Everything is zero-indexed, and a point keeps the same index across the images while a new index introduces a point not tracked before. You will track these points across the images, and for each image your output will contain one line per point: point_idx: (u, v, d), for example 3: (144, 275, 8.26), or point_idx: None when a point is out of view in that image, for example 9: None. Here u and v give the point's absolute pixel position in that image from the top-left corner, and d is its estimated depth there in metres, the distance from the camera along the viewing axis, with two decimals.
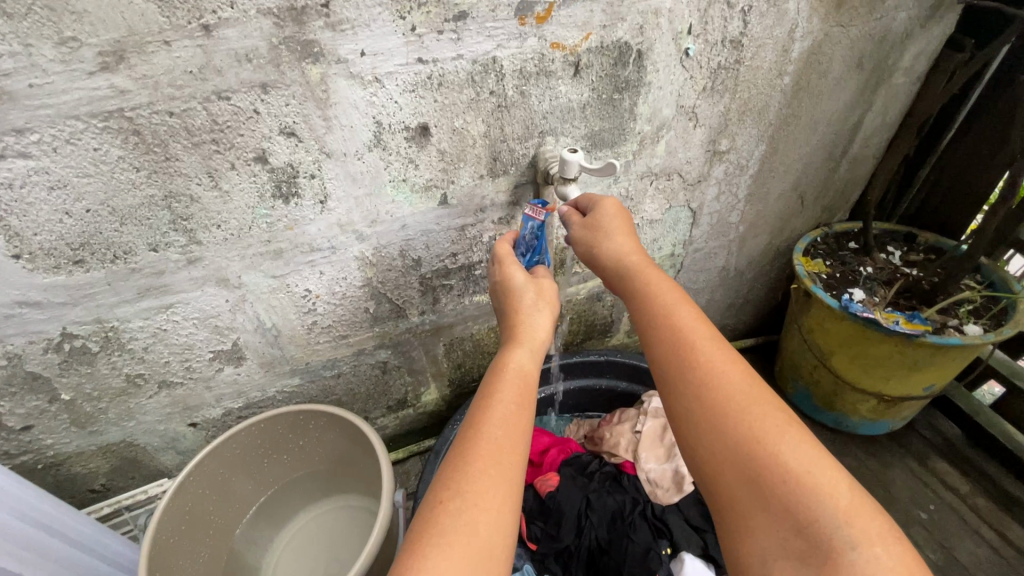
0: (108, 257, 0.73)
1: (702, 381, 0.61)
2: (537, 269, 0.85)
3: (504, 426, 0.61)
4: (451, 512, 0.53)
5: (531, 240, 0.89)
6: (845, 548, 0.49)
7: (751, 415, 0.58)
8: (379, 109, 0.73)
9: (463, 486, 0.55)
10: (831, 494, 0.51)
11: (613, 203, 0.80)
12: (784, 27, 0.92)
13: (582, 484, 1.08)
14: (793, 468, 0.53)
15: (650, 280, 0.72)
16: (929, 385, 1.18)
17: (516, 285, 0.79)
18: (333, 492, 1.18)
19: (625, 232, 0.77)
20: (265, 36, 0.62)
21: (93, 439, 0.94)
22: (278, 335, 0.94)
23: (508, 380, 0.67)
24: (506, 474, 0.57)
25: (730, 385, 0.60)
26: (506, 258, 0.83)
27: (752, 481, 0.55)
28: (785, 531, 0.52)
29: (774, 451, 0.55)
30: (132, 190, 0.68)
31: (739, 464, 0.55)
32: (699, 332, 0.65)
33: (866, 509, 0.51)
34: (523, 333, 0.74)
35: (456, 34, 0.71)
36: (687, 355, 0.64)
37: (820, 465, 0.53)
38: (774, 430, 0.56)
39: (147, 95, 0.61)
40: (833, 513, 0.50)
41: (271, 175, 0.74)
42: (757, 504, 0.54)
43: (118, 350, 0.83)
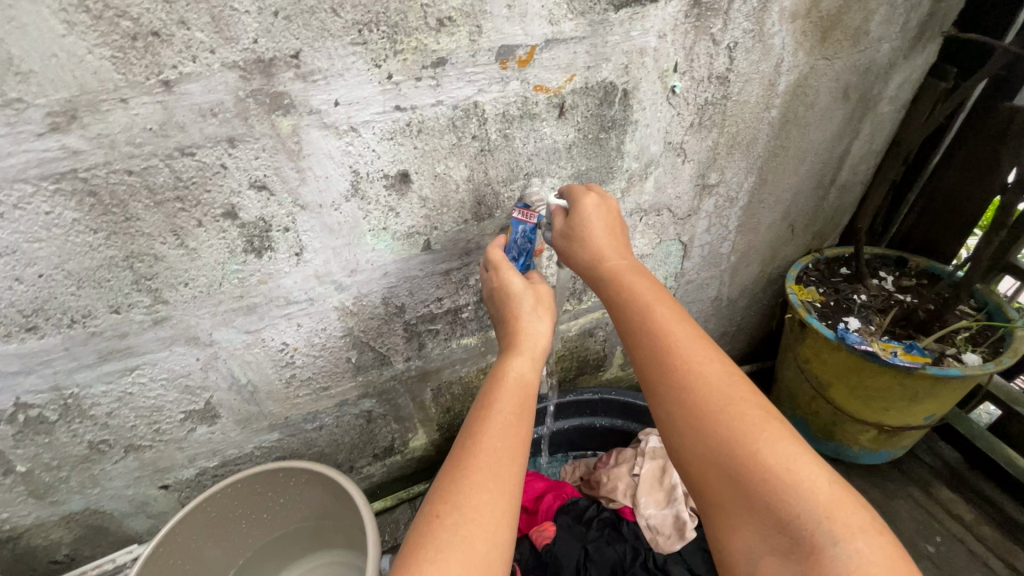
0: (64, 322, 0.67)
1: (683, 382, 0.61)
2: (532, 274, 0.82)
3: (503, 437, 0.62)
4: (448, 528, 0.55)
5: (523, 244, 0.83)
6: (828, 545, 0.50)
7: (732, 414, 0.57)
8: (357, 159, 0.70)
9: (459, 500, 0.57)
10: (810, 490, 0.52)
11: (593, 199, 0.76)
12: (770, 62, 0.91)
13: (580, 534, 1.03)
14: (773, 466, 0.54)
15: (629, 282, 0.69)
16: (930, 414, 1.15)
17: (514, 291, 0.76)
18: (317, 549, 1.12)
19: (603, 230, 0.74)
20: (230, 89, 0.59)
21: (54, 509, 0.87)
22: (254, 391, 0.89)
23: (507, 390, 0.68)
24: (503, 486, 0.58)
25: (712, 384, 0.60)
26: (501, 265, 0.79)
27: (737, 482, 0.55)
28: (769, 529, 0.53)
29: (756, 450, 0.55)
30: (89, 253, 0.63)
31: (722, 465, 0.56)
32: (681, 331, 0.64)
33: (846, 502, 0.52)
34: (523, 340, 0.73)
35: (435, 81, 0.68)
36: (668, 356, 0.62)
37: (800, 460, 0.54)
38: (753, 428, 0.56)
39: (103, 154, 0.57)
40: (813, 509, 0.51)
41: (242, 230, 0.70)
42: (741, 504, 0.55)
43: (79, 417, 0.77)
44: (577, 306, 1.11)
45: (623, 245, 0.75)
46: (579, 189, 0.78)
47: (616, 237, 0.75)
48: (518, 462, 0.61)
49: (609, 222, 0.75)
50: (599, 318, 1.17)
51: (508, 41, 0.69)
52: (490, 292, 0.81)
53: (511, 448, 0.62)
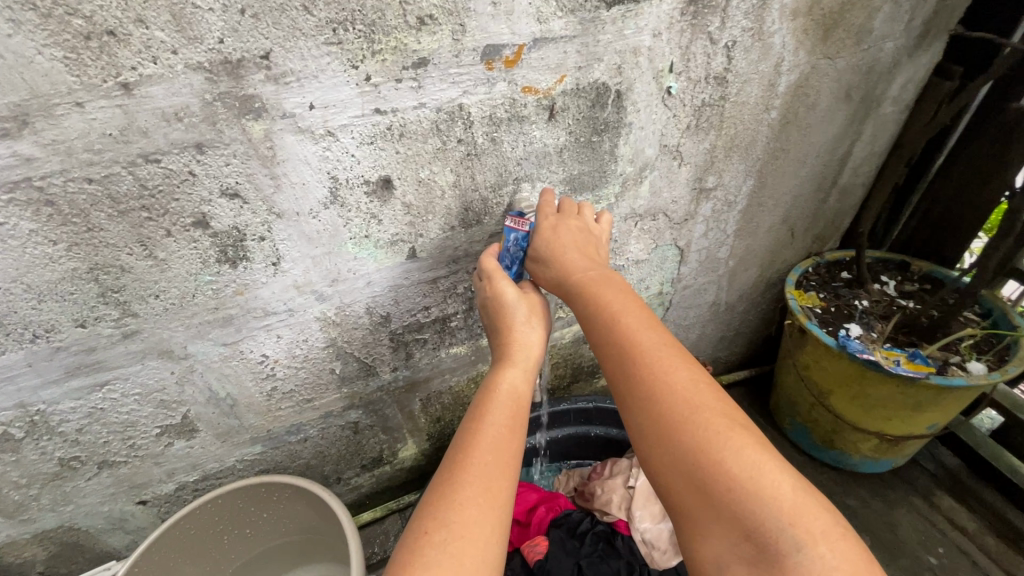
0: (26, 336, 0.64)
1: (653, 390, 0.57)
2: (526, 283, 0.78)
3: (493, 451, 0.59)
4: (436, 545, 0.51)
5: (517, 252, 0.78)
6: (790, 551, 0.47)
7: (700, 420, 0.54)
8: (335, 164, 0.66)
9: (449, 517, 0.53)
10: (774, 497, 0.49)
11: (554, 219, 0.76)
12: (770, 62, 0.87)
13: (572, 549, 1.00)
14: (740, 472, 0.51)
15: (599, 290, 0.66)
16: (932, 424, 1.12)
17: (508, 300, 0.72)
18: (303, 564, 1.08)
19: (574, 243, 0.73)
20: (196, 92, 0.55)
21: (25, 527, 0.84)
22: (234, 404, 0.85)
23: (500, 404, 0.64)
24: (492, 500, 0.55)
25: (681, 390, 0.57)
26: (495, 274, 0.74)
27: (703, 490, 0.52)
28: (736, 537, 0.50)
29: (723, 457, 0.52)
30: (49, 265, 0.60)
31: (688, 472, 0.53)
32: (650, 338, 0.61)
33: (808, 507, 0.49)
34: (516, 351, 0.70)
35: (417, 82, 0.64)
36: (639, 363, 0.59)
37: (766, 465, 0.51)
38: (720, 433, 0.53)
39: (59, 161, 0.54)
40: (777, 516, 0.48)
41: (215, 240, 0.66)
42: (708, 511, 0.51)
43: (47, 434, 0.74)
44: (570, 313, 1.08)
45: (595, 255, 0.73)
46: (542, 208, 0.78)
47: (587, 248, 0.73)
48: (509, 476, 0.58)
49: (578, 234, 0.74)
50: None
51: (494, 41, 0.66)
52: (484, 302, 0.77)
53: (496, 459, 0.59)
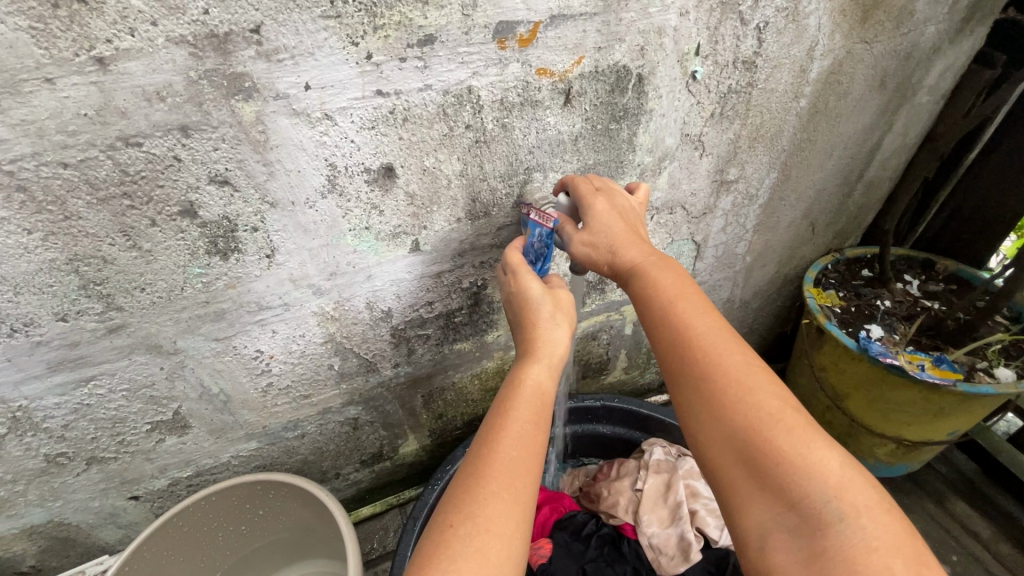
0: (3, 330, 0.60)
1: (697, 372, 0.54)
2: (552, 278, 0.73)
3: (521, 443, 0.55)
4: (462, 539, 0.48)
5: (541, 248, 0.74)
6: (833, 521, 0.45)
7: (748, 399, 0.51)
8: (333, 150, 0.61)
9: (473, 509, 0.50)
10: (819, 470, 0.47)
11: (602, 200, 0.69)
12: (803, 46, 0.81)
13: (577, 553, 0.97)
14: (787, 448, 0.48)
15: (652, 274, 0.61)
16: (954, 429, 1.07)
17: (532, 297, 0.67)
18: (301, 558, 1.06)
19: (621, 226, 0.67)
20: (179, 69, 0.50)
21: (12, 522, 0.81)
22: (228, 400, 0.82)
23: (523, 400, 0.60)
24: (519, 494, 0.51)
25: (730, 371, 0.53)
26: (520, 269, 0.70)
27: (749, 465, 0.49)
28: (779, 509, 0.47)
29: (770, 433, 0.49)
30: (25, 256, 0.56)
31: (735, 446, 0.50)
32: (699, 319, 0.57)
33: (856, 482, 0.46)
34: (540, 347, 0.64)
35: (422, 61, 0.59)
36: (685, 348, 0.55)
37: (814, 441, 0.48)
38: (768, 411, 0.50)
39: (30, 144, 0.49)
40: (823, 487, 0.46)
41: (203, 230, 0.62)
42: (754, 487, 0.49)
43: (31, 430, 0.71)
44: (578, 310, 1.03)
45: (641, 237, 0.67)
46: (586, 189, 0.70)
47: (633, 230, 0.67)
48: (534, 472, 0.54)
49: (624, 216, 0.68)
50: (603, 321, 1.09)
51: (507, 17, 0.60)
52: (507, 296, 0.72)
53: (524, 452, 0.55)
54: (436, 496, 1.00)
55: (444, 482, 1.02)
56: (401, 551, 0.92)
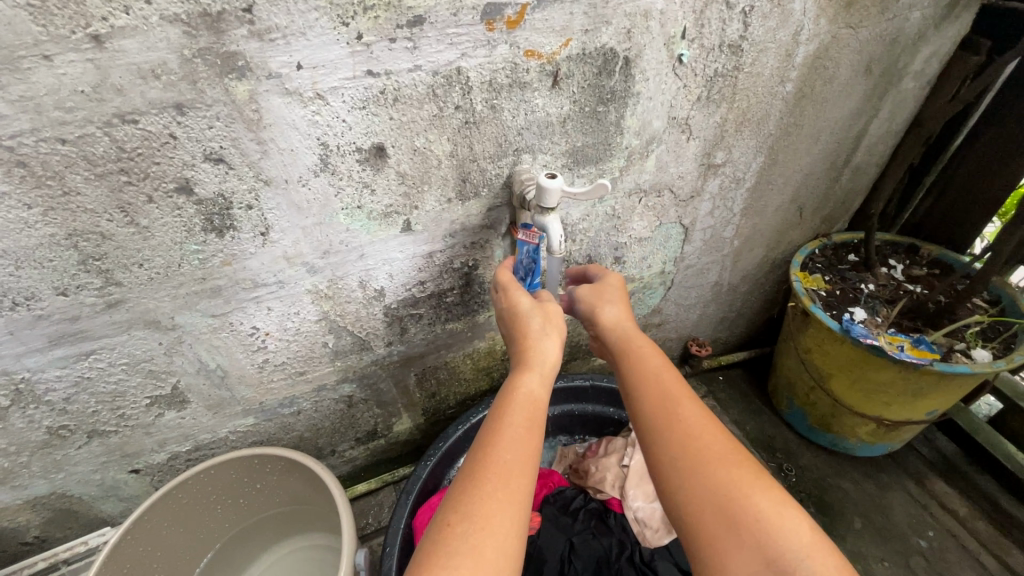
0: (6, 303, 0.62)
1: (686, 436, 0.58)
2: (542, 293, 0.76)
3: (515, 448, 0.56)
4: (459, 537, 0.50)
5: (528, 264, 0.79)
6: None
7: (731, 462, 0.56)
8: (325, 130, 0.63)
9: (469, 511, 0.51)
10: (794, 532, 0.52)
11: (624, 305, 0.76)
12: (788, 30, 0.82)
13: (565, 526, 1.00)
14: (765, 513, 0.52)
15: (645, 348, 0.69)
16: (932, 410, 1.11)
17: (521, 311, 0.71)
18: (300, 532, 1.08)
19: (625, 299, 0.76)
20: (174, 47, 0.51)
21: (17, 493, 0.83)
22: (224, 375, 0.84)
23: (517, 406, 0.61)
24: (513, 497, 0.53)
25: (709, 437, 0.58)
26: (511, 285, 0.75)
27: (731, 521, 0.53)
28: (760, 566, 0.50)
29: (750, 496, 0.53)
30: (26, 230, 0.57)
31: (720, 502, 0.54)
32: (689, 389, 0.63)
33: (824, 547, 0.52)
34: (532, 357, 0.67)
35: (412, 42, 0.60)
36: (675, 412, 0.60)
37: (786, 509, 0.53)
38: (748, 476, 0.55)
39: (29, 120, 0.51)
40: (797, 547, 0.51)
41: (199, 208, 0.63)
42: (737, 543, 0.52)
43: (34, 403, 0.73)
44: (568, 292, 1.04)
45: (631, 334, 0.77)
46: (617, 293, 0.77)
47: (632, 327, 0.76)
48: (527, 476, 0.55)
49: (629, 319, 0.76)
50: None
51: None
52: (500, 313, 0.76)
53: (523, 461, 0.56)
54: (428, 472, 1.03)
55: (436, 457, 1.05)
56: (394, 524, 0.96)
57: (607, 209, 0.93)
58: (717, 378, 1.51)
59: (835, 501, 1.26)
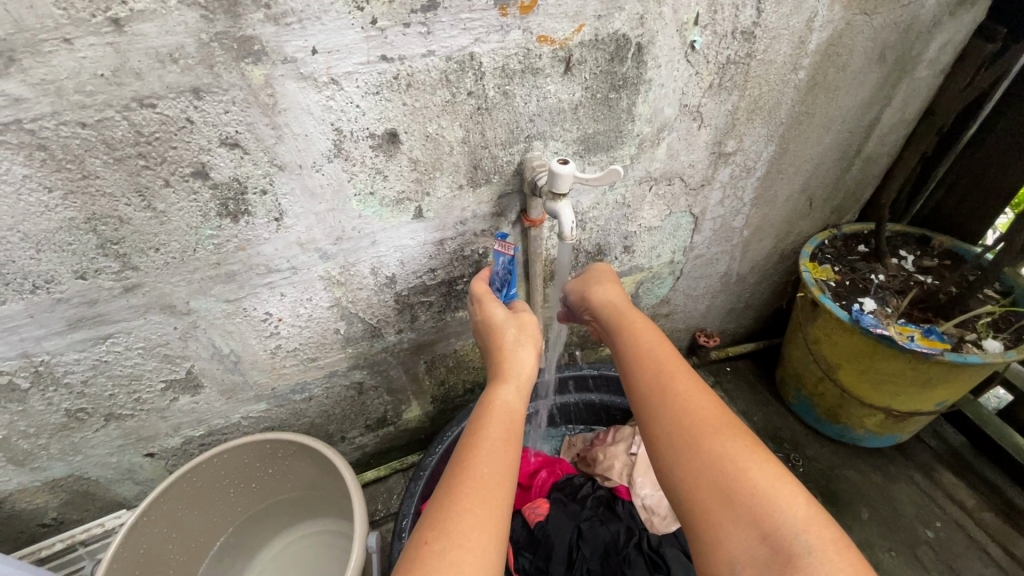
0: (26, 287, 0.63)
1: (678, 413, 0.59)
2: (517, 304, 0.81)
3: (491, 460, 0.56)
4: (437, 554, 0.48)
5: (505, 275, 0.81)
6: (801, 553, 0.48)
7: (723, 437, 0.56)
8: (339, 115, 0.63)
9: (448, 527, 0.50)
10: (790, 505, 0.51)
11: (612, 287, 0.81)
12: (802, 17, 0.82)
13: (574, 513, 1.01)
14: (758, 486, 0.52)
15: (636, 331, 0.71)
16: (941, 401, 1.10)
17: (496, 323, 0.75)
18: (310, 518, 1.09)
19: (613, 280, 0.83)
20: (191, 31, 0.52)
21: (36, 475, 0.85)
22: (238, 360, 0.85)
23: (495, 419, 0.62)
24: (492, 508, 0.53)
25: (700, 412, 0.59)
26: (484, 298, 0.78)
27: (724, 495, 0.53)
28: (752, 538, 0.50)
29: (743, 469, 0.53)
30: (45, 214, 0.58)
31: (712, 476, 0.54)
32: (681, 369, 0.64)
33: (822, 520, 0.51)
34: (508, 369, 0.69)
35: (426, 27, 0.61)
36: (665, 390, 0.62)
37: (782, 483, 0.53)
38: (741, 450, 0.55)
39: (50, 103, 0.51)
40: (792, 520, 0.50)
41: (215, 192, 0.64)
42: (729, 516, 0.52)
43: (53, 385, 0.74)
44: None
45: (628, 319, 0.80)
46: (605, 279, 0.83)
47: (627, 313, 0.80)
48: (506, 492, 0.55)
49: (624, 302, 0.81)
50: None
51: None
52: (477, 325, 0.80)
53: (500, 474, 0.56)
54: (438, 458, 1.05)
55: (447, 444, 1.06)
56: (405, 508, 0.97)
57: (617, 197, 0.93)
58: (725, 369, 1.51)
59: (842, 492, 1.26)
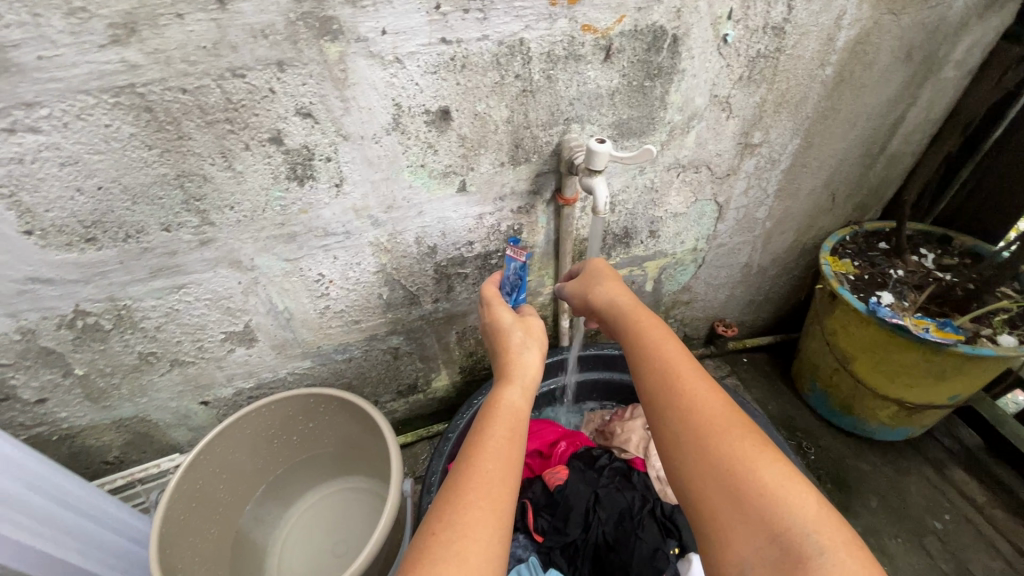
0: (120, 236, 0.71)
1: (689, 412, 0.59)
2: (526, 309, 0.82)
3: (497, 456, 0.57)
4: (443, 545, 0.49)
5: (514, 279, 0.92)
6: (813, 555, 0.47)
7: (733, 435, 0.56)
8: (399, 91, 0.70)
9: (454, 519, 0.51)
10: (799, 505, 0.51)
11: (615, 282, 0.80)
12: (831, 14, 0.86)
13: (591, 480, 1.07)
14: (768, 485, 0.52)
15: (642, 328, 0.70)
16: (955, 395, 1.13)
17: (503, 325, 0.76)
18: (342, 475, 1.16)
19: (613, 275, 0.82)
20: (282, 10, 0.59)
21: (106, 413, 0.94)
22: (290, 318, 0.93)
23: (500, 417, 0.62)
24: (496, 505, 0.53)
25: (710, 410, 0.58)
26: (493, 301, 0.80)
27: (732, 495, 0.53)
28: (761, 539, 0.50)
29: (754, 469, 0.53)
30: (143, 169, 0.66)
31: (721, 476, 0.54)
32: (691, 369, 0.63)
33: (833, 520, 0.50)
34: (513, 368, 0.69)
35: (482, 14, 0.67)
36: (673, 389, 0.61)
37: (792, 483, 0.52)
38: (751, 448, 0.55)
39: (159, 70, 0.59)
40: (802, 520, 0.49)
41: (286, 157, 0.71)
42: (739, 517, 0.51)
43: (130, 328, 0.83)
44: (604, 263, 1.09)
45: None
46: (607, 274, 0.82)
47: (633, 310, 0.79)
48: (511, 486, 0.55)
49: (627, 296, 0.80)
50: (625, 276, 1.16)
51: None
52: (481, 326, 0.81)
53: (506, 469, 0.56)
54: (465, 423, 1.12)
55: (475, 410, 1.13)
56: (434, 465, 1.04)
57: (646, 182, 0.98)
58: (741, 360, 1.55)
59: (851, 481, 1.30)
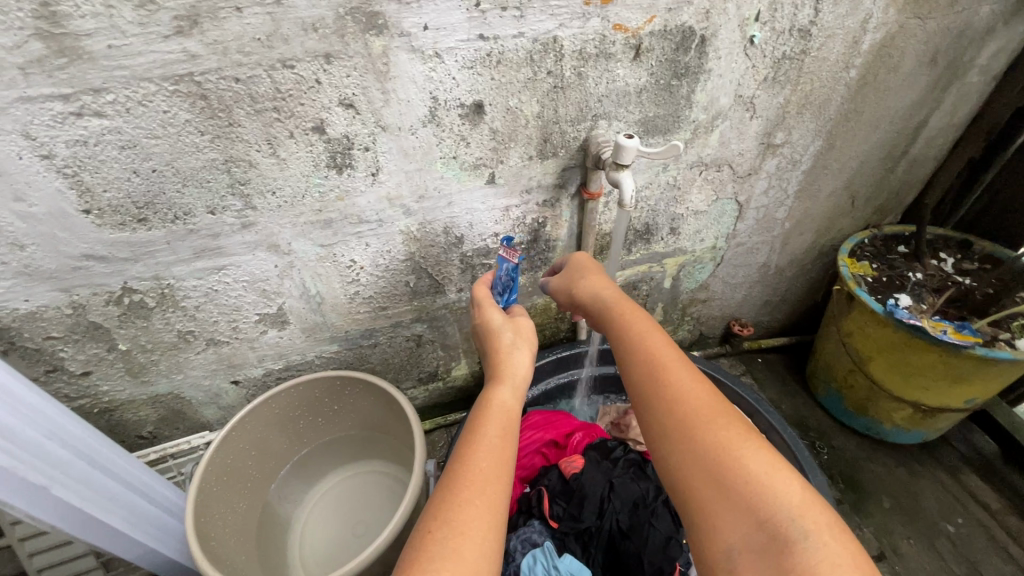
0: (169, 217, 0.75)
1: (675, 405, 0.60)
2: (515, 310, 0.83)
3: (490, 455, 0.58)
4: (439, 542, 0.50)
5: (506, 281, 0.88)
6: (798, 540, 0.48)
7: (718, 426, 0.57)
8: (437, 85, 0.73)
9: (449, 517, 0.52)
10: (785, 491, 0.51)
11: (599, 277, 0.81)
12: (857, 17, 0.88)
13: (606, 469, 1.08)
14: (754, 473, 0.53)
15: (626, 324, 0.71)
16: (970, 398, 1.14)
17: (494, 326, 0.77)
18: (363, 459, 1.20)
19: (600, 271, 0.83)
20: (332, 6, 0.63)
21: (144, 389, 0.98)
22: (321, 302, 0.96)
23: (493, 418, 0.64)
24: (490, 501, 0.54)
25: (695, 402, 0.60)
26: (484, 302, 0.81)
27: (719, 484, 0.53)
28: (748, 525, 0.51)
29: (740, 457, 0.54)
30: (195, 153, 0.70)
31: (708, 465, 0.55)
32: (676, 363, 0.64)
33: (817, 503, 0.51)
34: (504, 369, 0.71)
35: (519, 12, 0.70)
36: (660, 383, 0.62)
37: (776, 470, 0.53)
38: (736, 436, 0.56)
39: (216, 60, 0.63)
40: (787, 506, 0.50)
41: (327, 145, 0.75)
42: (726, 505, 0.52)
43: (172, 306, 0.87)
44: (623, 258, 1.12)
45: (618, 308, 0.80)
46: (591, 270, 0.83)
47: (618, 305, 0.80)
48: (503, 482, 0.57)
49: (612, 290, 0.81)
50: (644, 272, 1.18)
51: None
52: (473, 327, 0.82)
53: (499, 467, 0.58)
54: None
55: None
56: None
57: (669, 179, 1.00)
58: (756, 360, 1.56)
59: (864, 482, 1.30)
